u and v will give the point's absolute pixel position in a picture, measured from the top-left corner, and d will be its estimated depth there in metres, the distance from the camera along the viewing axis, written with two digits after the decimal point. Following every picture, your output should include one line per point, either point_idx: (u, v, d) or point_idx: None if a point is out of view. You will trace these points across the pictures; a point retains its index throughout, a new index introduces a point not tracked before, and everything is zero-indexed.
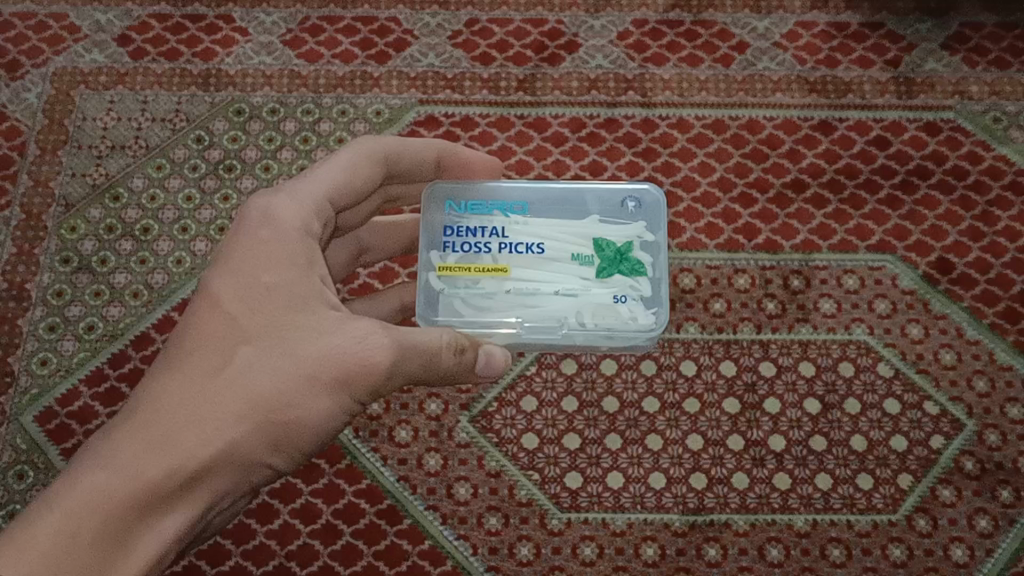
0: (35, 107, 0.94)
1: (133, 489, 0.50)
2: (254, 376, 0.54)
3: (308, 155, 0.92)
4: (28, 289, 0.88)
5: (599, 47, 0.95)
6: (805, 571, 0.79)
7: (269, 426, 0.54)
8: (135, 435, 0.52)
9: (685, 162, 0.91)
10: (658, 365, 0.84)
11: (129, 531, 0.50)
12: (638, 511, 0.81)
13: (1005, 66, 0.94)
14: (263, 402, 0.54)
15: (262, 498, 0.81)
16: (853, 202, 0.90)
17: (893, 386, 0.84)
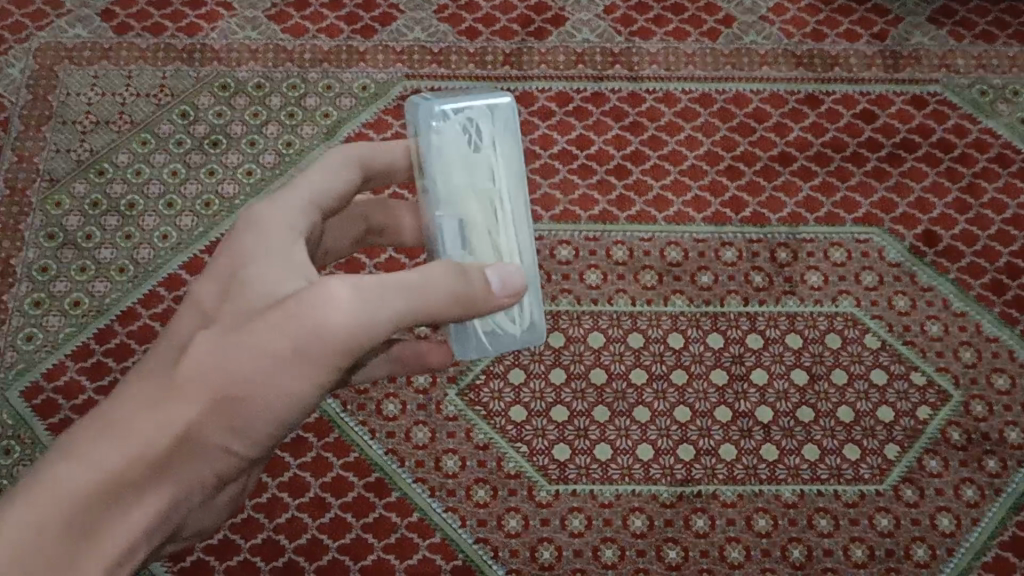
0: (19, 82, 1.33)
1: (92, 481, 0.57)
2: (251, 355, 0.59)
3: (293, 127, 1.31)
4: (12, 265, 1.25)
5: (584, 21, 1.36)
6: (730, 538, 1.13)
7: (226, 403, 0.59)
8: (99, 422, 0.59)
9: (672, 136, 1.30)
10: (605, 338, 1.20)
11: (99, 519, 0.58)
12: (627, 483, 1.15)
13: (901, 43, 1.36)
14: (224, 383, 0.59)
15: (295, 471, 1.15)
16: (768, 174, 1.28)
17: (840, 357, 1.20)
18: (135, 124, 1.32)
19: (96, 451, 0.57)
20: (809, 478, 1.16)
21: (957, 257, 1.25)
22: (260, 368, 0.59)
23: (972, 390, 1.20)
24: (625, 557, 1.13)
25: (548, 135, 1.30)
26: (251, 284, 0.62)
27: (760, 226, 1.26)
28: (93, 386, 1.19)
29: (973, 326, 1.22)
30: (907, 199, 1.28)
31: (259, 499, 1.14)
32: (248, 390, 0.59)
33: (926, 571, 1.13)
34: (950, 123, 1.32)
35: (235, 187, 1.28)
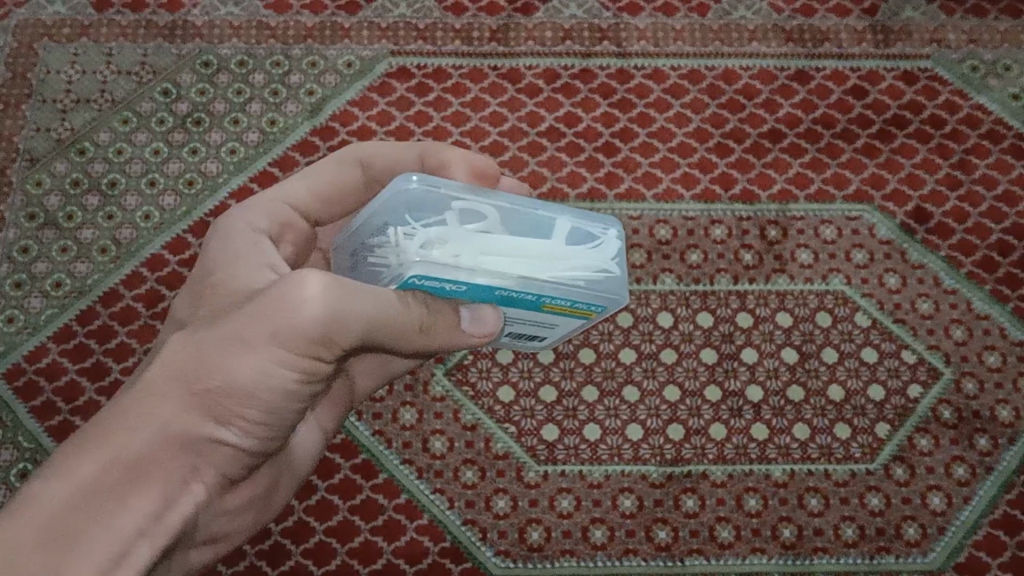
0: None
1: (81, 475, 0.63)
2: (235, 357, 0.69)
3: (277, 105, 1.29)
4: None
5: None
6: (719, 517, 1.13)
7: (204, 398, 0.69)
8: (86, 434, 0.66)
9: (661, 113, 1.29)
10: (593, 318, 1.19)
11: (101, 506, 0.63)
12: (616, 463, 1.14)
13: (893, 17, 1.34)
14: (197, 379, 0.69)
15: None
16: (757, 151, 1.27)
17: (831, 335, 1.19)
18: (116, 102, 1.30)
19: (75, 458, 0.64)
20: (800, 457, 1.15)
21: (948, 234, 1.24)
22: (234, 354, 0.69)
23: (963, 367, 1.19)
24: (614, 538, 1.12)
25: (536, 112, 1.28)
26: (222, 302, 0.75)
27: (749, 203, 1.25)
28: (76, 367, 1.17)
29: (964, 303, 1.22)
30: (898, 174, 1.27)
31: None
32: (226, 366, 0.69)
33: (917, 551, 1.12)
34: (942, 99, 1.30)
35: (218, 166, 1.27)
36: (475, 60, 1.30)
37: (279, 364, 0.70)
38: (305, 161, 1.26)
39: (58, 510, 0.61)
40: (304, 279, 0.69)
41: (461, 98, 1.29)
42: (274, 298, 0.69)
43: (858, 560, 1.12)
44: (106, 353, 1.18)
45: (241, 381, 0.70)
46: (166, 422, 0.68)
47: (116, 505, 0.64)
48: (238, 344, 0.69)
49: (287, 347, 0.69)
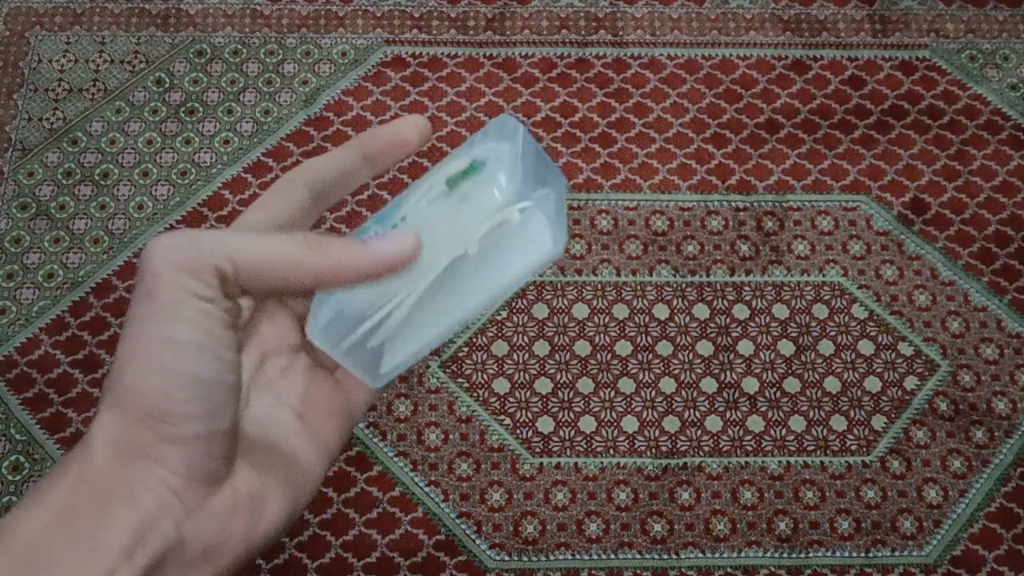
0: None
1: (47, 505, 0.70)
2: (137, 355, 0.72)
3: (271, 95, 1.28)
4: None
5: None
6: (715, 509, 1.12)
7: (128, 407, 0.72)
8: (30, 503, 0.70)
9: (657, 103, 1.28)
10: (589, 309, 1.19)
11: (75, 523, 0.69)
12: (611, 455, 1.14)
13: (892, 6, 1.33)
14: (122, 397, 0.72)
15: None
16: (754, 142, 1.26)
17: (827, 328, 1.19)
18: (110, 92, 1.29)
19: (30, 505, 0.70)
20: (795, 450, 1.14)
21: (945, 225, 1.24)
22: (133, 350, 0.72)
23: (960, 359, 1.19)
24: (609, 531, 1.12)
25: (531, 102, 1.27)
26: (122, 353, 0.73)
27: (746, 194, 1.24)
28: (68, 359, 1.17)
29: (961, 295, 1.21)
30: (895, 165, 1.26)
31: None
32: (134, 366, 0.72)
33: (913, 544, 1.12)
34: (939, 90, 1.29)
35: (211, 156, 1.26)
36: (471, 50, 1.30)
37: (174, 328, 0.72)
38: (298, 151, 1.25)
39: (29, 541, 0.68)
40: (163, 257, 0.72)
41: (456, 88, 1.28)
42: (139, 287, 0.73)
43: (853, 553, 1.12)
44: (99, 345, 1.17)
45: (149, 367, 0.72)
46: (106, 442, 0.73)
47: (87, 522, 0.70)
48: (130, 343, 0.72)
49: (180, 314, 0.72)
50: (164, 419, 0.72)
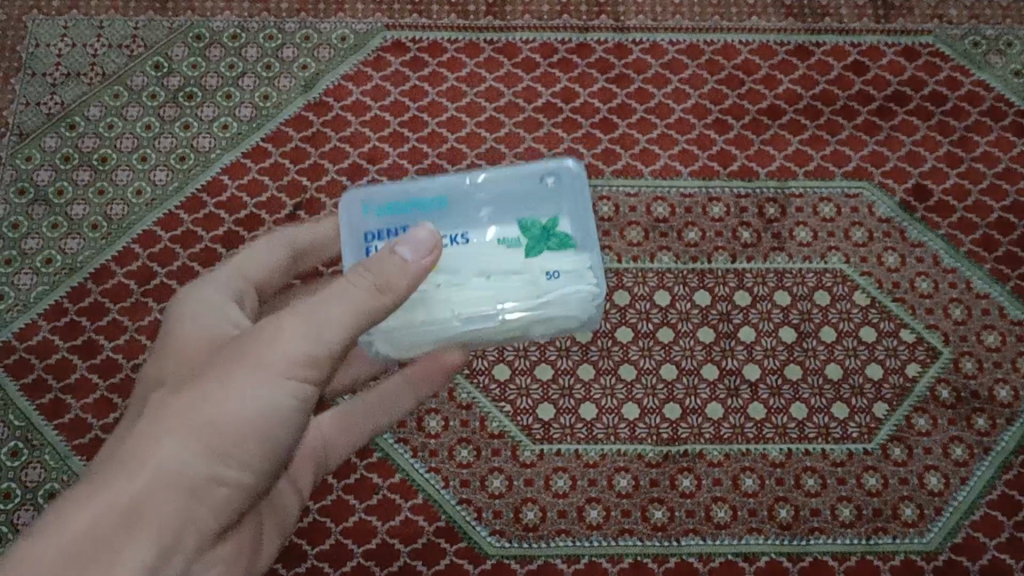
0: None
1: (90, 507, 0.60)
2: (222, 390, 0.64)
3: (270, 80, 1.27)
4: None
5: None
6: (715, 497, 1.12)
7: (200, 434, 0.63)
8: (63, 505, 0.60)
9: (659, 89, 1.27)
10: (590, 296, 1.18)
11: (115, 542, 0.59)
12: (612, 442, 1.13)
13: None
14: (196, 421, 0.64)
15: None
16: (757, 128, 1.26)
17: (829, 315, 1.18)
18: (108, 76, 1.28)
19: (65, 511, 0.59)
20: (797, 437, 1.14)
21: (948, 212, 1.23)
22: (221, 383, 0.65)
23: (962, 346, 1.18)
24: (610, 517, 1.11)
25: (532, 88, 1.27)
26: (207, 382, 0.65)
27: (748, 179, 1.24)
28: (67, 345, 1.16)
29: (963, 283, 1.21)
30: (898, 152, 1.25)
31: None
32: (216, 400, 0.64)
33: (914, 531, 1.12)
34: (943, 75, 1.29)
35: (210, 142, 1.25)
36: (471, 34, 1.29)
37: (279, 385, 0.66)
38: (298, 137, 1.25)
39: (56, 556, 0.57)
40: (283, 325, 0.65)
41: (456, 73, 1.27)
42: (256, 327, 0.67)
43: (854, 540, 1.11)
44: (98, 331, 1.17)
45: (227, 411, 0.64)
46: (158, 463, 0.62)
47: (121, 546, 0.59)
48: (214, 382, 0.65)
49: (276, 379, 0.65)
50: (226, 459, 0.65)
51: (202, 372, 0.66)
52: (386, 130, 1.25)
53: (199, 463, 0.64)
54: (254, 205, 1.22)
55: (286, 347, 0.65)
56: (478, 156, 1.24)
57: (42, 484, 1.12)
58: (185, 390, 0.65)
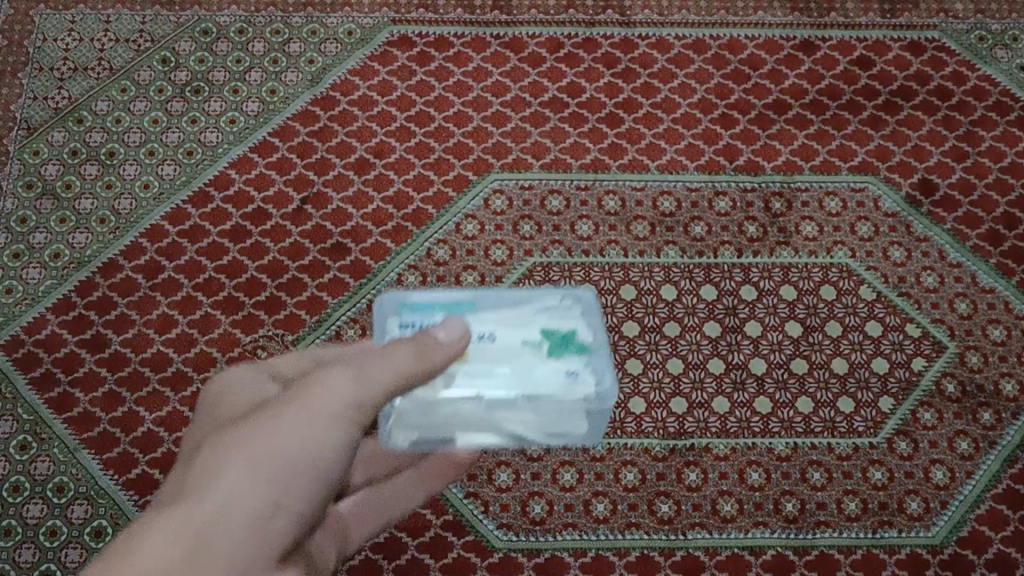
0: None
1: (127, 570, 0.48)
2: (296, 434, 0.56)
3: (276, 74, 1.27)
4: None
5: None
6: (721, 491, 1.12)
7: (281, 472, 0.56)
8: None
9: (665, 84, 1.27)
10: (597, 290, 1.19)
11: None
12: (618, 436, 1.14)
13: None
14: (278, 462, 0.55)
15: None
16: (762, 123, 1.26)
17: (835, 309, 1.19)
18: (115, 71, 1.28)
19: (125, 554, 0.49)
20: (803, 431, 1.14)
21: (953, 207, 1.23)
22: (284, 427, 0.56)
23: (967, 341, 1.18)
24: (616, 511, 1.11)
25: (538, 82, 1.27)
26: (268, 431, 0.56)
27: (754, 174, 1.24)
28: (75, 339, 1.17)
29: (968, 277, 1.21)
30: (903, 147, 1.26)
31: None
32: (286, 442, 0.56)
33: (919, 525, 1.12)
34: (948, 70, 1.29)
35: (217, 136, 1.25)
36: (477, 29, 1.29)
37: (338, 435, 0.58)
38: (305, 131, 1.25)
39: None
40: (329, 375, 0.59)
41: (462, 68, 1.28)
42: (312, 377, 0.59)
43: (859, 534, 1.11)
44: (106, 326, 1.17)
45: (285, 452, 0.56)
46: (228, 500, 0.53)
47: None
48: (239, 451, 0.55)
49: (330, 426, 0.57)
50: (307, 496, 0.57)
51: (263, 428, 0.56)
52: (393, 125, 1.25)
53: (268, 499, 0.55)
54: (261, 200, 1.22)
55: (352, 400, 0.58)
56: (485, 150, 1.24)
57: (50, 478, 1.12)
58: (252, 440, 0.56)
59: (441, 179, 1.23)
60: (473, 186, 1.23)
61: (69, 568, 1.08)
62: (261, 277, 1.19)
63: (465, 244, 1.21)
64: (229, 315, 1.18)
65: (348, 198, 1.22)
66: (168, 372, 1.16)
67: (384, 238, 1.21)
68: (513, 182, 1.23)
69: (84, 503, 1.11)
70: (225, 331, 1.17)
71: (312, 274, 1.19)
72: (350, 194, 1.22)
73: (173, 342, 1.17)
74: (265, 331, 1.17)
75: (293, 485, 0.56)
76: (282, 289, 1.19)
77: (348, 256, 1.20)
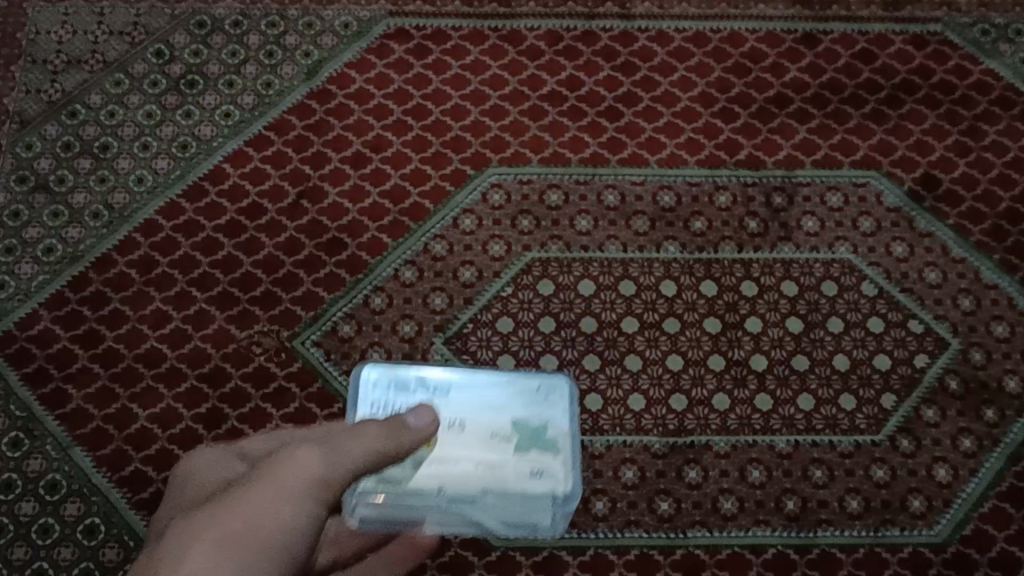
0: None
1: None
2: (266, 513, 0.57)
3: (272, 68, 1.26)
4: None
5: None
6: (722, 489, 1.11)
7: (251, 553, 0.56)
8: None
9: (665, 78, 1.26)
10: (596, 286, 1.18)
11: None
12: (618, 433, 1.12)
13: None
14: (243, 540, 0.56)
15: (278, 423, 1.12)
16: (764, 117, 1.24)
17: (837, 305, 1.17)
18: (109, 64, 1.27)
19: None
20: (804, 428, 1.13)
21: (957, 201, 1.22)
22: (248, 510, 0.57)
23: (971, 337, 1.17)
24: (616, 509, 1.10)
25: (537, 76, 1.26)
26: (235, 510, 0.57)
27: (755, 169, 1.22)
28: (68, 335, 1.15)
29: (972, 273, 1.19)
30: (906, 141, 1.24)
31: None
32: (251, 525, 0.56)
33: (923, 523, 1.10)
34: (952, 64, 1.27)
35: (212, 130, 1.24)
36: (475, 22, 1.28)
37: (305, 521, 0.58)
38: (301, 125, 1.24)
39: None
40: (294, 452, 0.60)
41: (461, 61, 1.26)
42: (265, 461, 0.61)
43: (862, 532, 1.10)
44: (99, 321, 1.16)
45: (258, 531, 0.56)
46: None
47: None
48: (211, 530, 0.55)
49: (297, 505, 0.58)
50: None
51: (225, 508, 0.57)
52: (390, 119, 1.24)
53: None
54: (257, 194, 1.21)
55: (314, 482, 0.59)
56: (483, 144, 1.23)
57: (43, 475, 1.11)
58: (216, 522, 0.56)
59: (438, 174, 1.22)
60: (471, 181, 1.22)
61: (61, 566, 1.07)
62: (256, 272, 1.18)
63: (463, 239, 1.19)
64: (224, 310, 1.16)
65: (345, 193, 1.21)
66: (162, 368, 1.14)
67: (381, 233, 1.19)
68: (512, 176, 1.22)
69: (77, 500, 1.10)
70: (220, 327, 1.16)
71: (308, 269, 1.18)
72: (347, 188, 1.21)
73: (167, 338, 1.15)
74: (260, 327, 1.16)
75: (253, 560, 0.55)
76: (278, 285, 1.17)
77: (344, 251, 1.19)
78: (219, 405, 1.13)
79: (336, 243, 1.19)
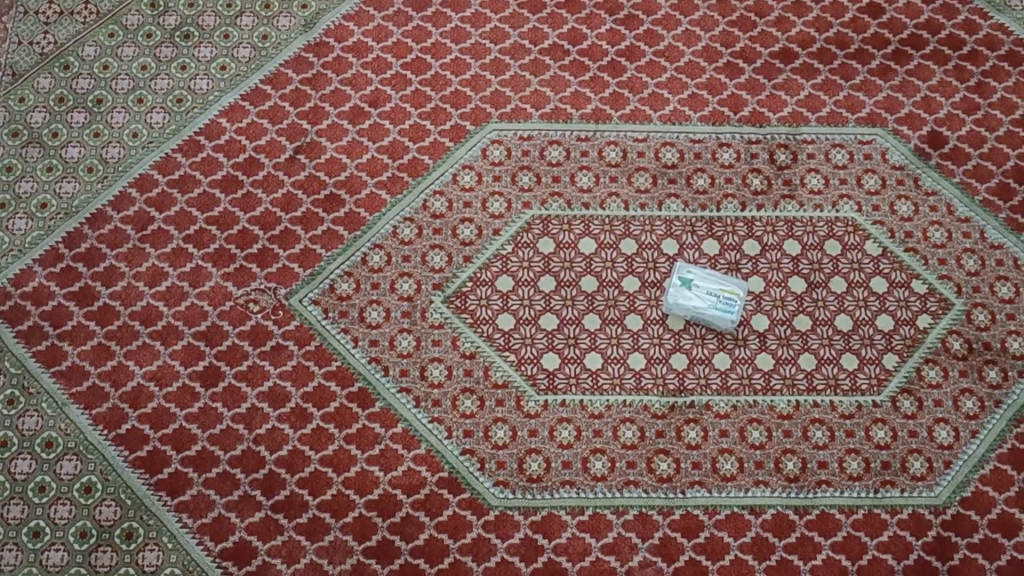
0: None
1: None
2: None
3: (269, 20, 1.24)
4: None
5: None
6: (721, 449, 1.10)
7: None
8: None
9: (668, 31, 1.24)
10: (597, 244, 1.16)
11: None
12: (616, 393, 1.12)
13: None
14: None
15: (276, 382, 1.12)
16: (768, 72, 1.23)
17: (840, 264, 1.16)
18: (102, 16, 1.25)
19: None
20: (805, 389, 1.12)
21: (963, 159, 1.20)
22: None
23: (974, 297, 1.16)
24: (615, 468, 1.10)
25: (538, 29, 1.24)
26: None
27: (759, 125, 1.21)
28: (63, 292, 1.14)
29: (977, 232, 1.18)
30: (913, 97, 1.22)
31: (239, 409, 1.11)
32: None
33: (922, 485, 1.09)
34: (960, 19, 1.25)
35: (208, 83, 1.22)
36: None
37: None
38: (298, 78, 1.22)
39: None
40: None
41: (460, 14, 1.24)
42: None
43: (861, 493, 1.09)
44: (95, 278, 1.15)
45: None
46: None
47: None
48: None
49: None
50: None
51: None
52: (389, 72, 1.22)
53: None
54: (254, 148, 1.19)
55: None
56: (483, 98, 1.21)
57: (39, 432, 1.10)
58: None
59: (438, 129, 1.20)
60: (471, 137, 1.20)
61: (58, 524, 1.07)
62: (253, 229, 1.16)
63: (462, 196, 1.18)
64: (221, 267, 1.15)
65: (342, 148, 1.19)
66: (158, 325, 1.13)
67: (379, 189, 1.18)
68: (512, 132, 1.20)
69: (73, 459, 1.10)
70: (217, 284, 1.15)
71: (305, 226, 1.17)
72: (344, 143, 1.19)
73: (164, 295, 1.14)
74: (257, 284, 1.15)
75: None
76: (275, 242, 1.16)
77: (342, 207, 1.17)
78: (216, 362, 1.12)
79: (334, 199, 1.18)
